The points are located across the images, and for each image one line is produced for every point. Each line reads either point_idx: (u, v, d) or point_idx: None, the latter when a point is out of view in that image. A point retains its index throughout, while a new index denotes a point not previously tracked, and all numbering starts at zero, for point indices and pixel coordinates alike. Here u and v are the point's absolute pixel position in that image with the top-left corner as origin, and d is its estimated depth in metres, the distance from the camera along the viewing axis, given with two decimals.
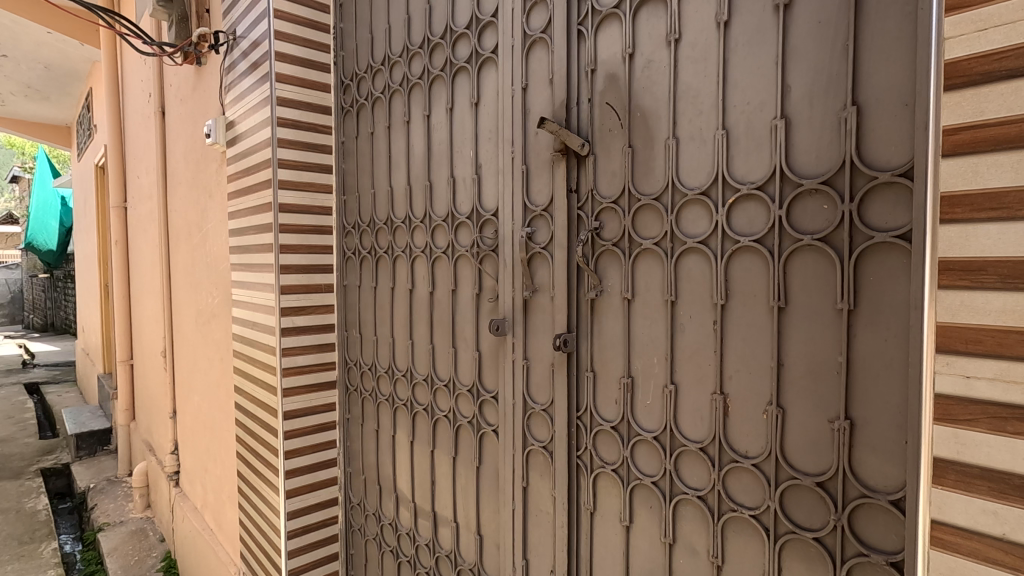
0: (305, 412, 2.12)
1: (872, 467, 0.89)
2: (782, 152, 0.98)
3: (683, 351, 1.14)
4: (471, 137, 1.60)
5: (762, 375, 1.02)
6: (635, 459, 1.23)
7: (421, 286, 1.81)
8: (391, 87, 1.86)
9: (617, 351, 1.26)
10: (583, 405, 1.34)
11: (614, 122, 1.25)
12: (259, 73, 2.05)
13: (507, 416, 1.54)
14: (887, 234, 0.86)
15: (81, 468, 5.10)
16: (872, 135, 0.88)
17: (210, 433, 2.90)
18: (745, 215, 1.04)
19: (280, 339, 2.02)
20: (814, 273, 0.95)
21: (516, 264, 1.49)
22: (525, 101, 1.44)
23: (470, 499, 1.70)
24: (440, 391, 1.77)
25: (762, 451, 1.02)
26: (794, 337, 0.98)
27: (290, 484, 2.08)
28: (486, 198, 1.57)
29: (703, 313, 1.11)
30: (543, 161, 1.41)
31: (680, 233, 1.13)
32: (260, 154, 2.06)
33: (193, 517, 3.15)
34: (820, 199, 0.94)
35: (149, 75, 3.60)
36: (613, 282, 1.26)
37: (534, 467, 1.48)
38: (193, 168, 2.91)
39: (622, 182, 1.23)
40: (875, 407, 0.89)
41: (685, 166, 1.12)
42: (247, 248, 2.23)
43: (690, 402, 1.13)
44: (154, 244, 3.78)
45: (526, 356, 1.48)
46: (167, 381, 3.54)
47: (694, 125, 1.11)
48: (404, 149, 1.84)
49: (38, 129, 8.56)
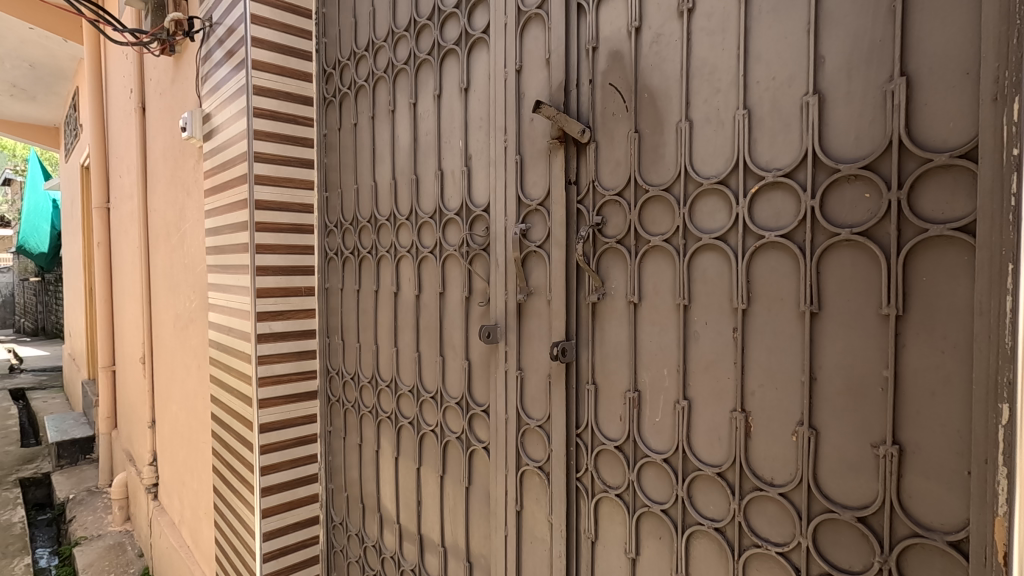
0: (283, 424, 1.97)
1: (925, 501, 0.76)
2: (814, 133, 0.85)
3: (697, 362, 1.00)
4: (461, 126, 1.46)
5: (791, 390, 0.89)
6: (642, 484, 1.09)
7: (407, 288, 1.67)
8: (375, 73, 1.72)
9: (621, 361, 1.13)
10: (583, 422, 1.20)
11: (619, 105, 1.11)
12: (235, 61, 1.91)
13: (499, 432, 1.40)
14: (945, 226, 0.73)
15: (61, 478, 4.92)
16: (925, 111, 0.75)
17: (187, 445, 2.74)
18: (770, 206, 0.91)
19: (256, 346, 1.87)
20: (853, 273, 0.82)
21: (509, 265, 1.35)
22: (519, 85, 1.31)
23: (458, 522, 1.55)
24: (426, 403, 1.62)
25: (791, 478, 0.89)
26: (829, 347, 0.84)
27: (267, 502, 1.93)
28: (476, 193, 1.44)
29: (720, 318, 0.97)
30: (538, 150, 1.27)
31: (694, 228, 0.99)
32: (236, 148, 1.93)
33: (170, 533, 2.98)
34: (861, 185, 0.80)
35: (130, 69, 3.46)
36: (617, 284, 1.13)
37: (529, 490, 1.34)
38: (171, 165, 2.77)
39: (627, 170, 1.10)
40: (928, 431, 0.75)
41: (699, 152, 0.99)
42: (222, 248, 2.09)
43: (705, 420, 1.00)
44: (134, 245, 3.63)
45: (520, 366, 1.34)
46: (145, 389, 3.37)
47: (711, 105, 0.98)
48: (388, 141, 1.71)
49: (25, 129, 8.40)
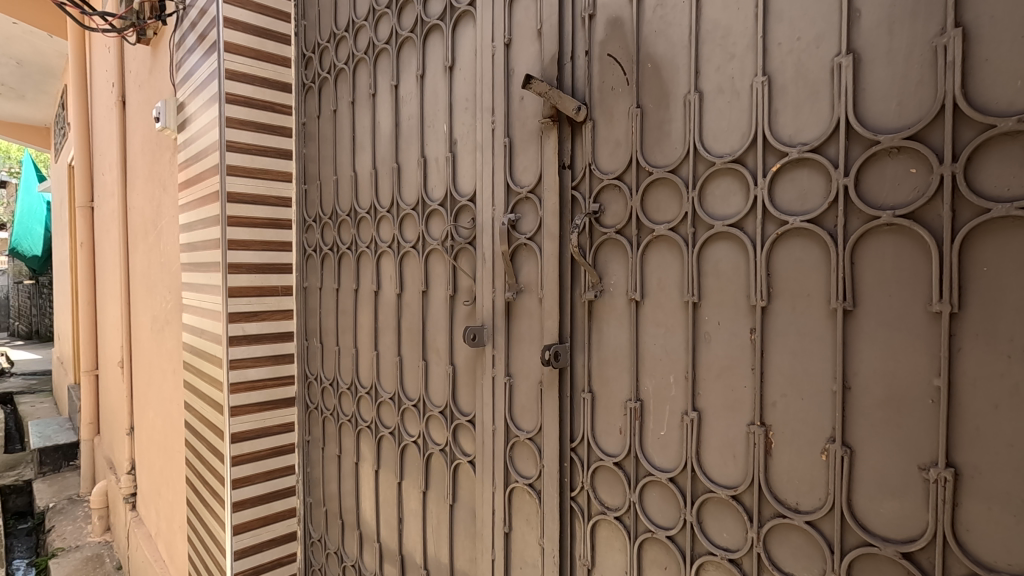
0: (257, 434, 1.84)
1: (989, 536, 0.63)
2: (848, 99, 0.72)
3: (707, 369, 0.88)
4: (445, 109, 1.34)
5: (819, 401, 0.76)
6: (644, 506, 0.96)
7: (388, 286, 1.54)
8: (355, 55, 1.60)
9: (621, 367, 1.00)
10: (578, 434, 1.08)
11: (618, 78, 0.99)
12: (207, 45, 1.79)
13: (486, 444, 1.27)
14: (1011, 205, 0.60)
15: (43, 486, 4.75)
16: (985, 67, 0.63)
17: (164, 454, 2.59)
18: (795, 187, 0.78)
19: (227, 350, 1.73)
20: (895, 263, 0.69)
21: (497, 260, 1.22)
22: (508, 60, 1.18)
23: (442, 541, 1.41)
24: (408, 412, 1.49)
25: (820, 504, 0.76)
26: (866, 351, 0.72)
27: (239, 518, 1.79)
28: (461, 181, 1.31)
29: (735, 318, 0.84)
30: (529, 131, 1.15)
31: (705, 214, 0.87)
32: (209, 137, 1.80)
33: (147, 546, 2.83)
34: (905, 159, 0.68)
35: (112, 62, 3.34)
36: (616, 280, 1.00)
37: (518, 509, 1.21)
38: (148, 158, 2.63)
39: (627, 151, 0.98)
40: (991, 453, 0.62)
41: (710, 127, 0.87)
42: (195, 245, 1.96)
43: (717, 435, 0.87)
44: (114, 244, 3.49)
45: (508, 372, 1.22)
46: (125, 394, 3.23)
47: (724, 74, 0.86)
48: (369, 127, 1.58)
49: (15, 129, 8.26)
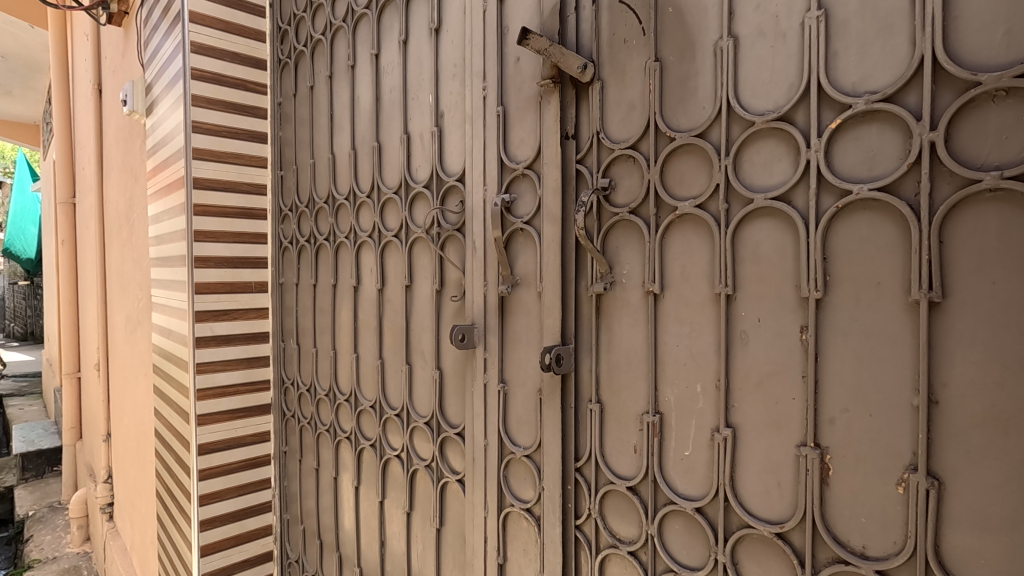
0: (228, 445, 1.67)
1: None
2: (933, 31, 0.56)
3: (744, 376, 0.72)
4: (430, 77, 1.17)
5: (893, 419, 0.60)
6: (665, 541, 0.80)
7: (368, 280, 1.37)
8: (333, 25, 1.45)
9: (635, 373, 0.84)
10: (584, 452, 0.91)
11: (632, 27, 0.83)
12: (172, 18, 1.63)
13: (477, 461, 1.10)
14: None
15: (24, 492, 4.58)
16: None
17: (137, 464, 2.42)
18: (861, 148, 0.62)
19: (194, 352, 1.57)
20: (999, 242, 0.53)
21: (489, 248, 1.06)
22: (502, 16, 1.02)
23: (428, 568, 1.25)
24: (389, 422, 1.33)
25: (897, 549, 0.60)
26: (961, 356, 0.55)
27: (208, 538, 1.62)
28: (449, 159, 1.15)
29: (782, 315, 0.68)
30: (525, 97, 0.99)
31: (742, 185, 0.71)
32: (174, 119, 1.63)
33: (122, 561, 2.66)
34: (1017, 103, 0.52)
35: (88, 48, 3.18)
36: (629, 269, 0.84)
37: (514, 537, 1.04)
38: (121, 148, 2.47)
39: (643, 114, 0.82)
40: None
41: (748, 79, 0.71)
42: (163, 238, 1.79)
43: (758, 457, 0.71)
44: (93, 242, 3.32)
45: (502, 378, 1.05)
46: (102, 399, 3.06)
47: (764, 12, 0.69)
48: (348, 104, 1.42)
49: (6, 127, 8.09)
